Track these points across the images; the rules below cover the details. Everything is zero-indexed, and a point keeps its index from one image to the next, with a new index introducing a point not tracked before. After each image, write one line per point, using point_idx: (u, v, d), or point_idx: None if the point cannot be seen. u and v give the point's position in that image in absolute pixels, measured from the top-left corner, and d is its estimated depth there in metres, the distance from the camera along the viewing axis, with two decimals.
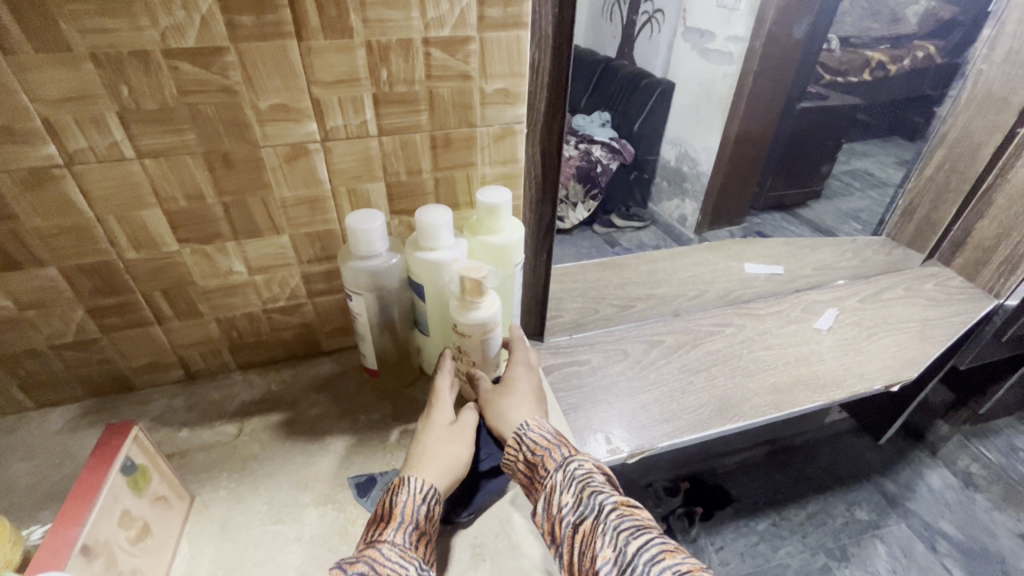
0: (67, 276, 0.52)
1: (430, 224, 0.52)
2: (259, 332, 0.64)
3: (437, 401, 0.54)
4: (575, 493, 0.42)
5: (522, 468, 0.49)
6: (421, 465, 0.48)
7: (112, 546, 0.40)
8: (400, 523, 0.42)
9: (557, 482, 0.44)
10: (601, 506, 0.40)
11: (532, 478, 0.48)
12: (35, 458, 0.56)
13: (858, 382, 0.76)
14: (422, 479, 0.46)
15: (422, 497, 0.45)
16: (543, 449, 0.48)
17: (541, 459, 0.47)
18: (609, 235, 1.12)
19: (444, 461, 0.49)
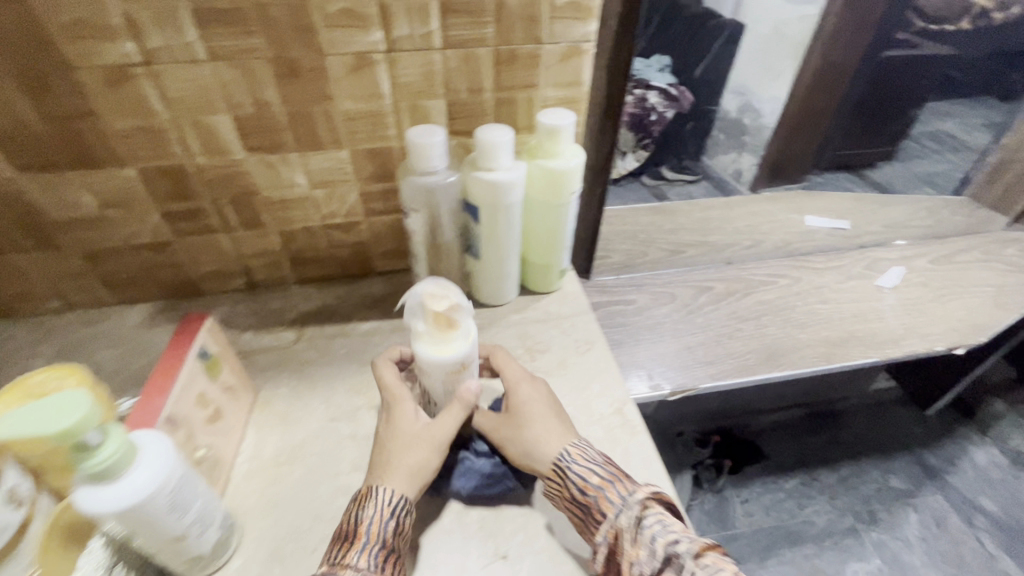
0: (144, 177, 0.55)
1: (490, 143, 0.51)
2: (317, 247, 0.66)
3: (396, 410, 0.46)
4: (644, 545, 0.38)
5: (572, 508, 0.43)
6: (387, 471, 0.42)
7: (190, 421, 0.43)
8: (366, 544, 0.38)
9: (622, 530, 0.39)
10: (683, 560, 0.36)
11: (586, 518, 0.42)
12: (117, 347, 0.61)
13: (916, 344, 0.74)
14: (390, 489, 0.41)
15: (390, 511, 0.40)
16: (596, 491, 0.41)
17: (596, 499, 0.41)
18: (658, 188, 1.00)
19: (410, 467, 0.43)
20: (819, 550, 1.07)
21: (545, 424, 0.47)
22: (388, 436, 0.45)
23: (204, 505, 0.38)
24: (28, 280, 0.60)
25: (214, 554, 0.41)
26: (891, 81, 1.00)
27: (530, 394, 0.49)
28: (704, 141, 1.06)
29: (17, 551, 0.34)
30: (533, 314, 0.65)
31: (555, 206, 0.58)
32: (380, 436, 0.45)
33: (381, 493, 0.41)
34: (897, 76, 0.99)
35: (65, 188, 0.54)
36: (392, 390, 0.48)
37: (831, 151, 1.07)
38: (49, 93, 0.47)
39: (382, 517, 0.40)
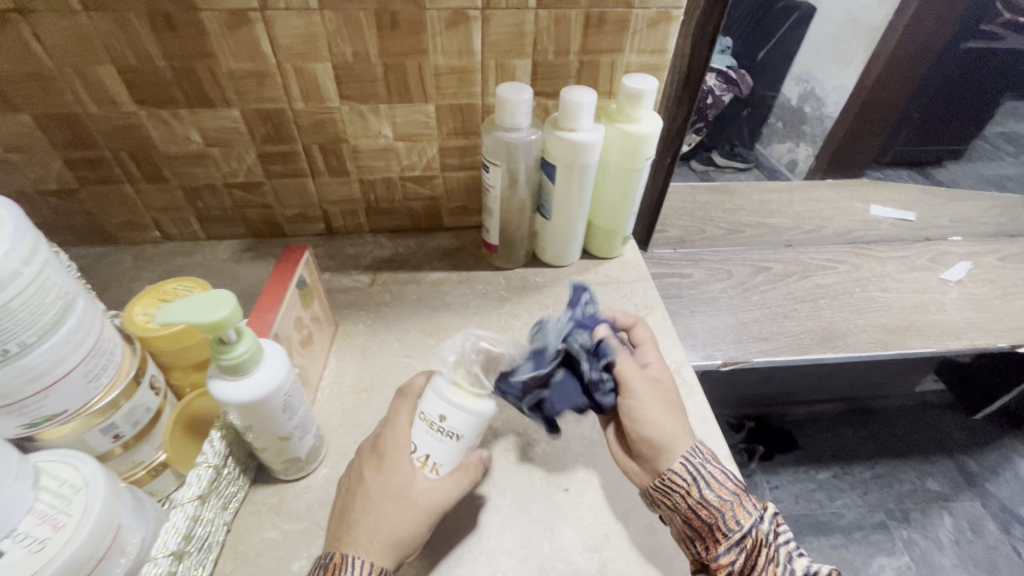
0: (246, 119, 0.58)
1: (575, 104, 0.53)
2: (392, 199, 0.69)
3: (394, 456, 0.41)
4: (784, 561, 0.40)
5: (692, 511, 0.42)
6: (365, 536, 0.38)
7: (288, 342, 0.48)
8: None
9: (761, 541, 0.41)
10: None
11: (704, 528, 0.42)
12: (209, 277, 0.67)
13: (981, 337, 0.74)
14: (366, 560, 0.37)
15: None
16: (732, 496, 0.42)
17: (730, 507, 0.41)
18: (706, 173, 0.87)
19: (386, 534, 0.39)
20: (846, 542, 1.06)
21: (672, 416, 0.46)
22: (373, 492, 0.40)
23: (306, 414, 0.43)
24: (133, 209, 0.66)
25: (307, 460, 0.46)
26: (974, 75, 0.89)
27: (648, 398, 0.47)
28: (760, 130, 0.89)
29: (152, 433, 0.39)
30: (594, 278, 0.67)
31: (629, 171, 0.59)
32: (363, 487, 0.40)
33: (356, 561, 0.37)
34: (980, 69, 0.89)
35: (176, 124, 0.58)
36: (400, 430, 0.42)
37: (896, 147, 0.98)
38: (170, 33, 0.51)
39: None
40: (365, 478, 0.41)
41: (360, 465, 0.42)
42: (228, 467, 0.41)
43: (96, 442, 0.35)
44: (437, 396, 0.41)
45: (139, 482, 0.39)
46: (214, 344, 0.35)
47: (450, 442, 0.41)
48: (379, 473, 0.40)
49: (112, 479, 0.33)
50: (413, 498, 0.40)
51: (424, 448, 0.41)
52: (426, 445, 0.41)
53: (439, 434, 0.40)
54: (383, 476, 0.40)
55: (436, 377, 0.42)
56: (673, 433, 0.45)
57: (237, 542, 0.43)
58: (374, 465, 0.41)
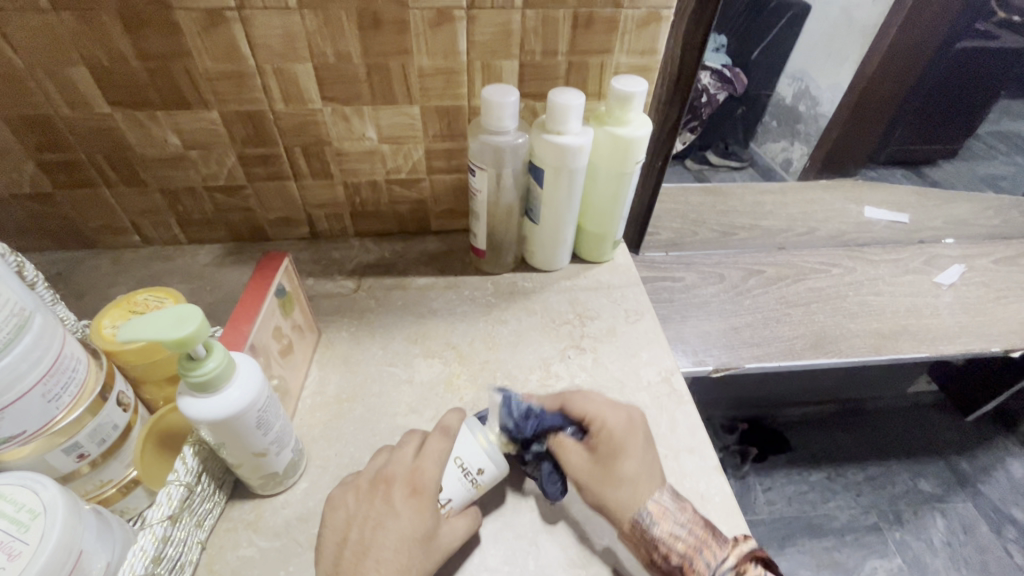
0: (225, 120, 0.57)
1: (563, 106, 0.52)
2: (378, 202, 0.68)
3: (429, 494, 0.41)
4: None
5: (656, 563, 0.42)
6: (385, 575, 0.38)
7: (266, 352, 0.46)
8: None
9: None
10: None
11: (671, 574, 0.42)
12: (189, 283, 0.65)
13: (974, 342, 0.74)
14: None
15: None
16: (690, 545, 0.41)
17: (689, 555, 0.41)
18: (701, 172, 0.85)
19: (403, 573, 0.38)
20: (839, 544, 1.05)
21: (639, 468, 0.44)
22: (405, 530, 0.39)
23: (283, 429, 0.41)
24: (111, 213, 0.64)
25: (286, 475, 0.45)
26: (968, 75, 0.89)
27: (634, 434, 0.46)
28: (755, 129, 0.85)
29: (121, 450, 0.38)
30: (583, 283, 0.66)
31: (618, 175, 0.58)
32: (395, 521, 0.40)
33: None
34: (974, 68, 0.88)
35: (153, 126, 0.56)
36: (438, 467, 0.42)
37: (891, 146, 0.97)
38: (144, 33, 0.49)
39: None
40: (398, 511, 0.40)
41: (387, 493, 0.41)
42: (202, 484, 0.40)
43: (58, 462, 0.34)
44: (476, 446, 0.43)
45: (108, 500, 0.38)
46: (183, 360, 0.34)
47: (473, 489, 0.43)
48: (414, 511, 0.40)
49: (74, 501, 0.32)
50: (441, 542, 0.41)
51: (451, 489, 0.43)
52: (455, 489, 0.43)
53: (467, 482, 0.43)
54: (417, 514, 0.40)
55: (475, 425, 0.45)
56: (638, 477, 0.44)
57: (212, 560, 0.42)
58: (407, 498, 0.41)
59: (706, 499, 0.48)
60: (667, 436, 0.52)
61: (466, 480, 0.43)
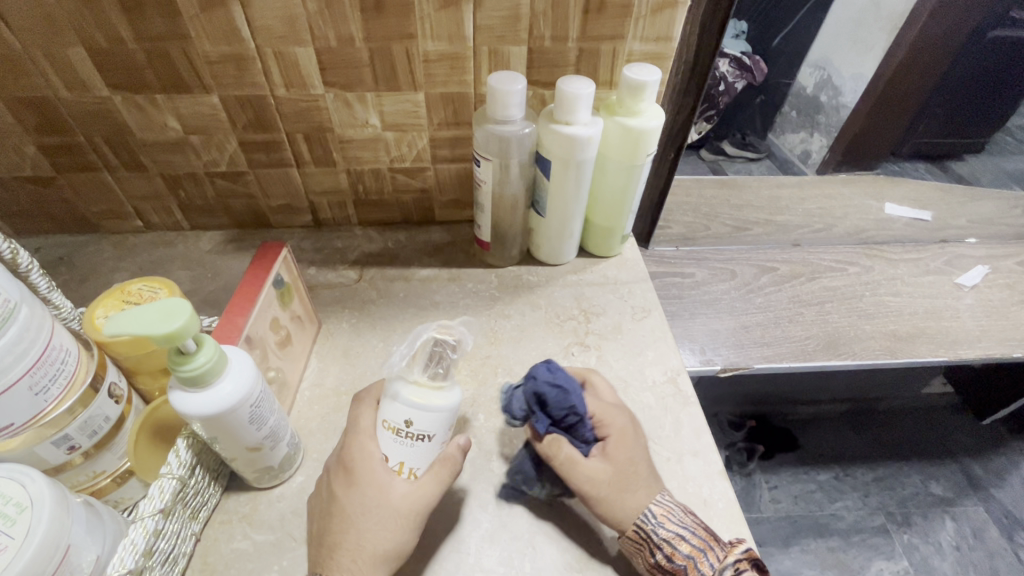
0: (226, 105, 0.55)
1: (572, 95, 0.50)
2: (382, 190, 0.66)
3: (365, 470, 0.40)
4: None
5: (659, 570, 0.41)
6: (343, 561, 0.38)
7: (263, 343, 0.46)
8: None
9: None
10: None
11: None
12: (191, 270, 0.65)
13: (994, 346, 0.71)
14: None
15: None
16: (685, 562, 0.40)
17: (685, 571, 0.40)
18: (717, 163, 0.85)
19: (381, 550, 0.38)
20: (844, 544, 1.03)
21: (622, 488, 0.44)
22: (352, 510, 0.39)
23: (277, 423, 0.41)
24: (112, 197, 0.63)
25: (281, 468, 0.44)
26: (997, 66, 0.85)
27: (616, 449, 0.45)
28: (773, 120, 0.86)
29: (115, 441, 0.38)
30: (590, 277, 0.65)
31: (629, 168, 0.56)
32: (338, 504, 0.40)
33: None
34: (1004, 59, 0.84)
35: (152, 111, 0.55)
36: (370, 440, 0.41)
37: (915, 138, 0.93)
38: (143, 14, 0.48)
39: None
40: (340, 496, 0.40)
41: (331, 482, 0.41)
42: (196, 476, 0.40)
43: (49, 454, 0.34)
44: (405, 405, 0.39)
45: (102, 491, 0.38)
46: (173, 354, 0.33)
47: (421, 444, 0.40)
48: (356, 491, 0.39)
49: (62, 494, 0.32)
50: (390, 502, 0.39)
51: (403, 454, 0.40)
52: (403, 453, 0.40)
53: (410, 439, 0.40)
54: (359, 492, 0.39)
55: (395, 388, 0.40)
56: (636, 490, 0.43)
57: (207, 552, 0.42)
58: (345, 477, 0.40)
59: (709, 504, 0.47)
60: (670, 438, 0.51)
61: (415, 441, 0.40)
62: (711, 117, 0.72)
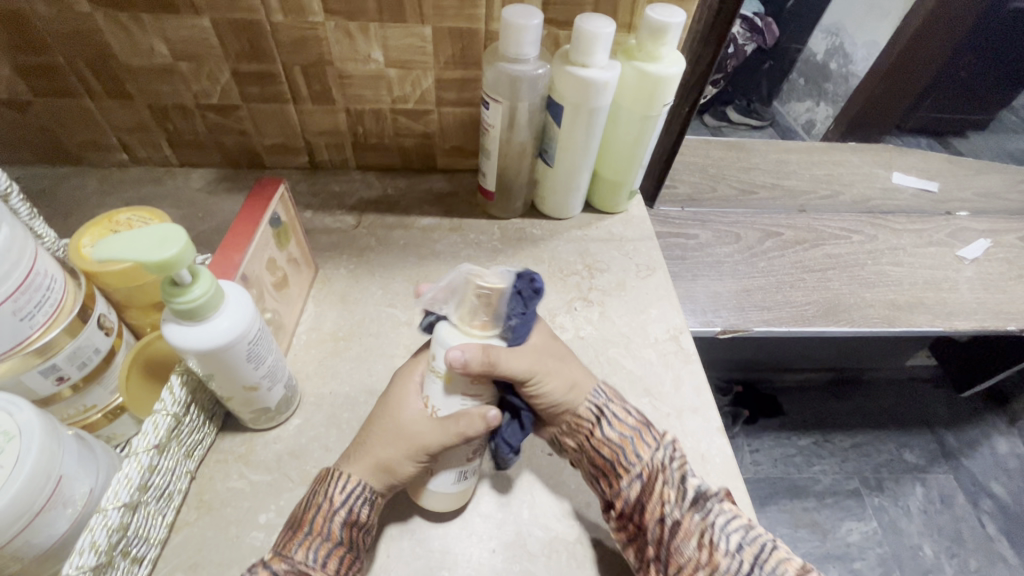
0: (217, 29, 0.51)
1: (591, 35, 0.47)
2: (383, 133, 0.63)
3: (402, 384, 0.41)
4: (676, 484, 0.39)
5: (594, 450, 0.41)
6: (361, 463, 0.38)
7: (259, 284, 0.44)
8: (307, 536, 0.35)
9: (658, 470, 0.39)
10: (705, 491, 0.38)
11: (603, 468, 0.41)
12: (181, 208, 0.62)
13: (990, 319, 0.72)
14: (360, 484, 0.38)
15: (345, 499, 0.37)
16: (632, 430, 0.41)
17: (630, 442, 0.40)
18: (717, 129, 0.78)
19: (378, 460, 0.38)
20: (819, 505, 1.07)
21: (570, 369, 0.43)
22: (380, 420, 0.40)
23: (275, 364, 0.39)
24: (95, 127, 0.60)
25: (278, 410, 0.43)
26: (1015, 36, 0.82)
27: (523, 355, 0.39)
28: (779, 87, 0.79)
29: (105, 375, 0.37)
30: (595, 233, 0.63)
31: (643, 118, 0.54)
32: (370, 413, 0.41)
33: (342, 482, 0.37)
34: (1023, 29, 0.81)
35: (138, 32, 0.51)
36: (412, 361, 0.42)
37: (921, 111, 0.89)
38: None
39: (343, 512, 0.37)
40: (386, 396, 0.41)
41: (379, 386, 0.42)
42: (190, 415, 0.39)
43: (37, 384, 0.33)
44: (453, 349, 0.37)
45: (93, 426, 0.37)
46: (166, 285, 0.31)
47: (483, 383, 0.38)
48: (396, 393, 0.40)
49: (52, 425, 0.31)
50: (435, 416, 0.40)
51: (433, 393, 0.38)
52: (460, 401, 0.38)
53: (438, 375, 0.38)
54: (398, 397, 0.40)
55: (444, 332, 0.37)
56: (582, 375, 0.43)
57: (202, 490, 0.41)
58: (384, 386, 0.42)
59: (706, 459, 0.47)
60: (670, 394, 0.51)
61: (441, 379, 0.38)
62: (720, 82, 0.67)
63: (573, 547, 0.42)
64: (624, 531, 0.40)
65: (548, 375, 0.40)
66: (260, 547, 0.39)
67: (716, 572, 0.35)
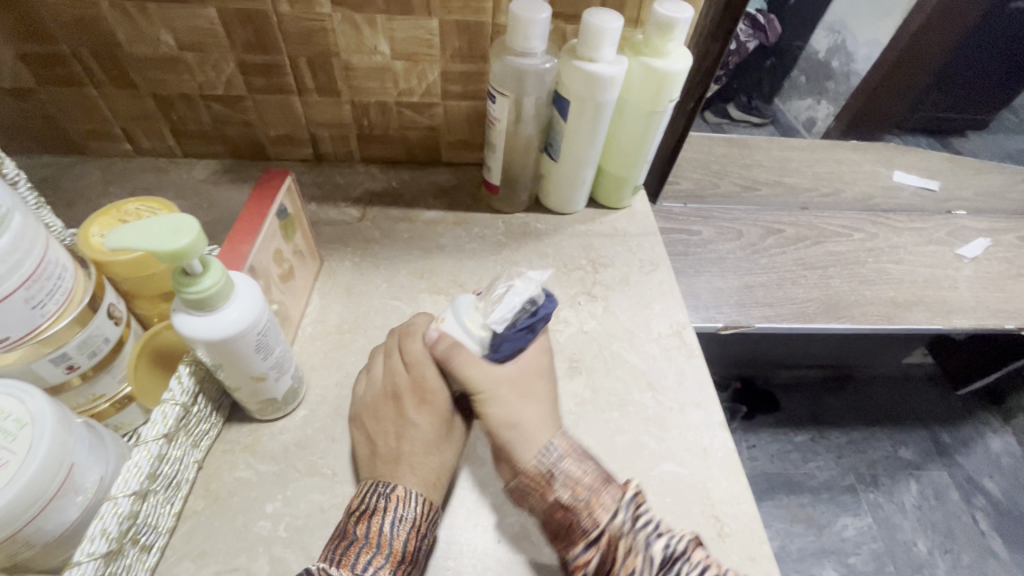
0: (223, 19, 0.51)
1: (598, 29, 0.47)
2: (387, 126, 0.63)
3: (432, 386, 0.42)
4: (642, 548, 0.36)
5: (551, 510, 0.38)
6: (426, 474, 0.40)
7: (266, 274, 0.44)
8: (391, 558, 0.36)
9: (619, 533, 0.37)
10: (673, 549, 0.36)
11: (562, 529, 0.38)
12: (185, 199, 0.62)
13: (988, 317, 0.73)
14: (426, 499, 0.39)
15: (418, 523, 0.38)
16: (587, 492, 0.38)
17: (585, 504, 0.38)
18: (719, 126, 0.77)
19: (439, 465, 0.41)
20: (815, 501, 1.08)
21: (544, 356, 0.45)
22: (427, 430, 0.42)
23: (283, 354, 0.40)
24: (99, 117, 0.60)
25: (285, 400, 0.44)
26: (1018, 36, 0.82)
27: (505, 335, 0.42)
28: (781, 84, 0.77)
29: (114, 364, 0.37)
30: (599, 228, 0.63)
31: (649, 113, 0.54)
32: (410, 425, 0.42)
33: (411, 495, 0.39)
34: None
35: (143, 21, 0.51)
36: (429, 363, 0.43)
37: (923, 110, 0.89)
38: None
39: (410, 531, 0.38)
40: (413, 420, 0.42)
41: (400, 405, 0.42)
42: (198, 404, 0.39)
43: (47, 373, 0.33)
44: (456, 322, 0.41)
45: (101, 415, 0.37)
46: (177, 275, 0.32)
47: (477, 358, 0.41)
48: (425, 416, 0.42)
49: (64, 414, 0.31)
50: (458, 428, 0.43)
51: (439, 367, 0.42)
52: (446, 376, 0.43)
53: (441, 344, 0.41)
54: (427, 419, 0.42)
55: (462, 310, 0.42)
56: (535, 419, 0.41)
57: (209, 479, 0.42)
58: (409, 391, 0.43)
59: (709, 452, 0.48)
60: (673, 388, 0.51)
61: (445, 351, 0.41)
62: (721, 79, 0.66)
63: None
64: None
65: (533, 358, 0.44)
66: (268, 536, 0.40)
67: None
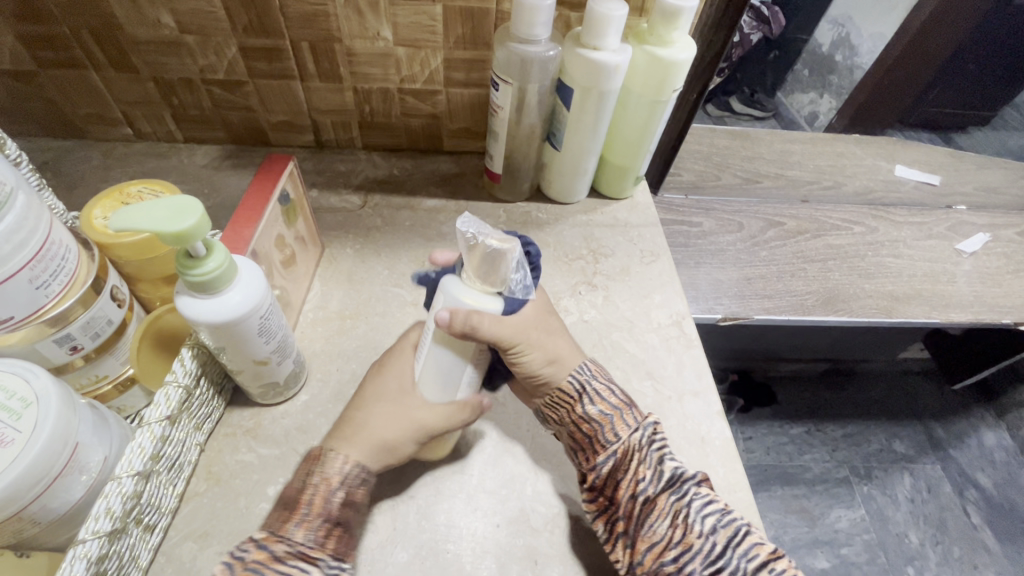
0: (224, 2, 0.51)
1: (603, 17, 0.46)
2: (389, 114, 0.63)
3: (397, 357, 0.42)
4: (654, 463, 0.40)
5: (574, 425, 0.42)
6: (362, 438, 0.38)
7: (268, 260, 0.44)
8: (304, 517, 0.35)
9: (634, 448, 0.40)
10: (681, 476, 0.39)
11: (581, 441, 0.42)
12: (187, 184, 0.62)
13: (986, 312, 0.73)
14: (350, 459, 0.37)
15: (341, 482, 0.36)
16: (612, 411, 0.42)
17: (610, 420, 0.41)
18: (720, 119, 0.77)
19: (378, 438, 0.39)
20: (809, 492, 1.09)
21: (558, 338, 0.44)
22: (380, 394, 0.40)
23: (285, 338, 0.40)
24: (99, 100, 0.59)
25: (286, 385, 0.44)
26: None
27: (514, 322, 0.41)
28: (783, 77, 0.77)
29: (117, 346, 0.37)
30: (600, 218, 0.63)
31: (651, 103, 0.54)
32: (370, 389, 0.41)
33: (343, 457, 0.37)
34: None
35: (144, 4, 0.51)
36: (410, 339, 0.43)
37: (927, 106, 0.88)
38: None
39: (335, 488, 0.36)
40: (374, 381, 0.41)
41: (367, 371, 0.43)
42: (201, 387, 0.39)
43: (51, 353, 0.33)
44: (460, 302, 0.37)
45: (104, 396, 0.38)
46: (181, 257, 0.32)
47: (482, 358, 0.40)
48: (385, 375, 0.41)
49: (68, 394, 0.31)
50: (414, 408, 0.40)
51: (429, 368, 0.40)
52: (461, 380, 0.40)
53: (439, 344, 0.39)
54: (387, 380, 0.41)
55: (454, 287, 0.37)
56: (568, 351, 0.44)
57: (211, 462, 0.42)
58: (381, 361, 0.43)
59: (707, 441, 0.48)
60: (672, 378, 0.51)
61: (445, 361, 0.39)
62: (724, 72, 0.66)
63: (575, 524, 0.43)
64: (595, 504, 0.41)
65: (532, 347, 0.42)
66: (269, 518, 0.40)
67: (687, 551, 0.36)
